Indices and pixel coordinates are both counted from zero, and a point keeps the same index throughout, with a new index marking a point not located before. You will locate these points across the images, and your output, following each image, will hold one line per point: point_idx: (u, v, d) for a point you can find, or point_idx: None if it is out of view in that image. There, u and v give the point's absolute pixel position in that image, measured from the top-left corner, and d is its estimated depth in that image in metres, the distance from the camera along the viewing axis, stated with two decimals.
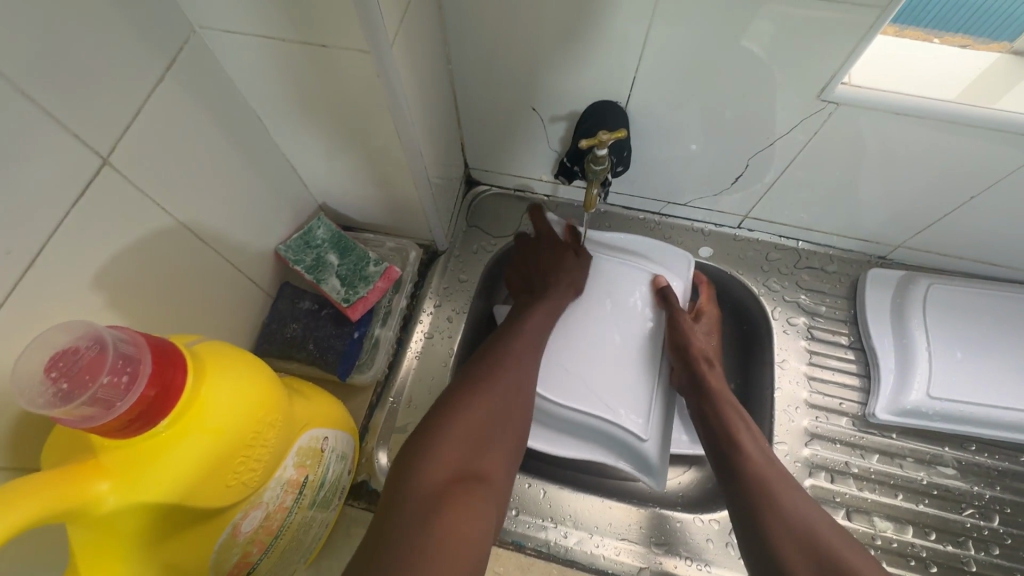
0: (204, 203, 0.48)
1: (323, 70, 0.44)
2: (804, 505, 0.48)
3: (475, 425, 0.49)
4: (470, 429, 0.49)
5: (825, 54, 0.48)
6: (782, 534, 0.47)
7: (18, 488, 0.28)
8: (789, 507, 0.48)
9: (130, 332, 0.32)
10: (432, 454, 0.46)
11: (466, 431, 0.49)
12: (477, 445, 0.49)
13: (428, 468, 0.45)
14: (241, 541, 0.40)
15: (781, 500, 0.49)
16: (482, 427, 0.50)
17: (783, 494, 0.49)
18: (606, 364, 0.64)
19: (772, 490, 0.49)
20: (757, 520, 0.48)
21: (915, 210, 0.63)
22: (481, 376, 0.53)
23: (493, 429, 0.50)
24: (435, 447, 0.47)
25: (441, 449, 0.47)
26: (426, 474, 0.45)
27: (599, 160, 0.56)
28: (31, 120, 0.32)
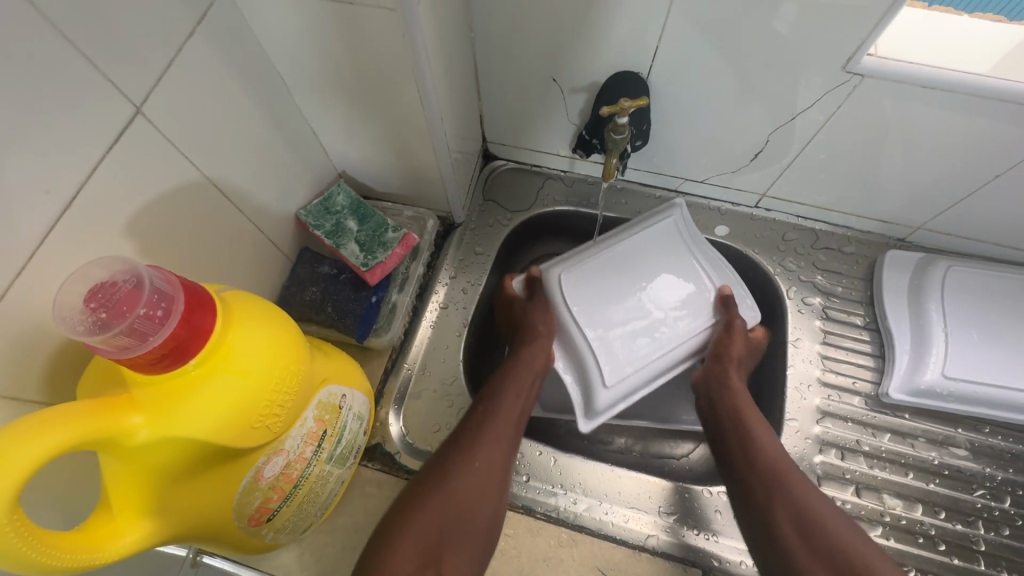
0: (229, 162, 0.49)
1: (347, 30, 0.45)
2: (812, 496, 0.49)
3: (437, 522, 0.45)
4: (432, 529, 0.45)
5: (855, 24, 0.47)
6: (786, 519, 0.48)
7: (57, 413, 0.29)
8: (795, 496, 0.49)
9: (166, 273, 0.33)
10: (391, 560, 0.42)
11: (427, 527, 0.45)
12: (436, 547, 0.44)
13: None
14: (262, 487, 0.42)
15: (790, 486, 0.50)
16: (448, 518, 0.46)
17: (794, 486, 0.50)
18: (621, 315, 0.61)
19: (783, 480, 0.51)
20: (766, 506, 0.50)
21: (938, 191, 0.63)
22: (475, 430, 0.53)
23: (456, 527, 0.46)
24: (393, 552, 0.43)
25: (401, 558, 0.42)
26: (398, 565, 0.42)
27: (619, 129, 0.57)
28: (70, 65, 0.33)
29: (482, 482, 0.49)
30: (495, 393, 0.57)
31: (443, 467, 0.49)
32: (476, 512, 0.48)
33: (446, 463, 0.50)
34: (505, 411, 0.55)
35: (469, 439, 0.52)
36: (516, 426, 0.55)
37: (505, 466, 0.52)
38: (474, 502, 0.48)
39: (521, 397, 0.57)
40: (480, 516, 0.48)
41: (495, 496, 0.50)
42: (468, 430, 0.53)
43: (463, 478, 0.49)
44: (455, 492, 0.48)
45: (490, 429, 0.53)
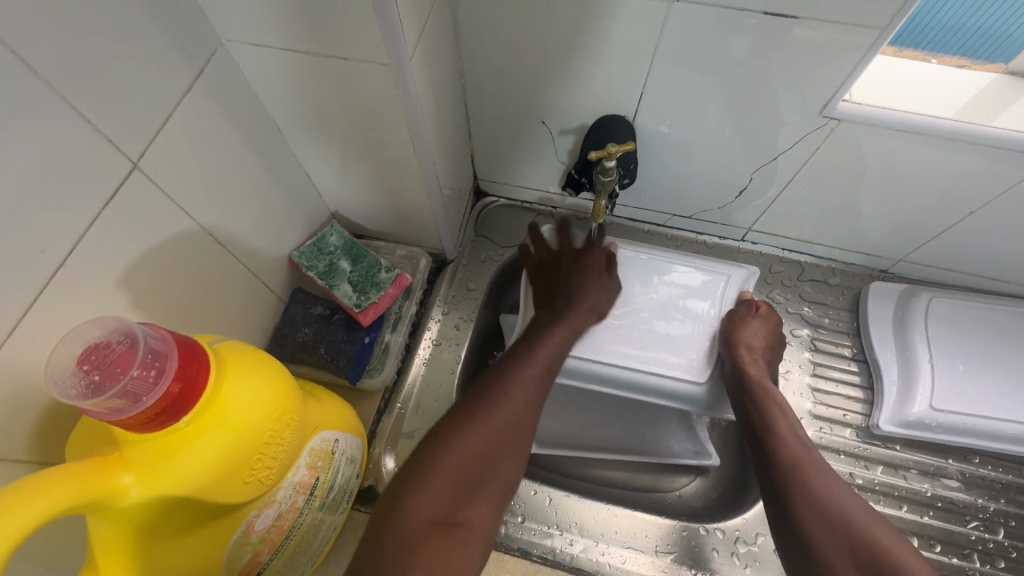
0: (225, 209, 0.49)
1: (343, 81, 0.46)
2: (835, 489, 0.48)
3: (474, 453, 0.43)
4: (468, 460, 0.42)
5: (828, 71, 0.49)
6: (810, 519, 0.46)
7: (46, 477, 0.29)
8: (823, 492, 0.48)
9: (160, 329, 0.33)
10: (423, 488, 0.40)
11: (460, 457, 0.42)
12: (474, 480, 0.42)
13: (419, 505, 0.39)
14: (253, 540, 0.41)
15: (812, 484, 0.48)
16: (485, 453, 0.43)
17: (819, 480, 0.49)
18: (648, 329, 0.60)
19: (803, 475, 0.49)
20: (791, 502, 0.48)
21: (916, 224, 0.65)
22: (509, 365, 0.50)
23: (490, 463, 0.43)
24: (425, 478, 0.41)
25: (434, 486, 0.40)
26: (425, 496, 0.40)
27: (607, 172, 0.58)
28: (71, 126, 0.34)
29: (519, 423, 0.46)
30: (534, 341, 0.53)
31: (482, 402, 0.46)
32: (511, 452, 0.45)
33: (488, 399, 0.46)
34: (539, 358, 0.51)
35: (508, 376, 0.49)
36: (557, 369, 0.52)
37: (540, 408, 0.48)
38: (512, 442, 0.45)
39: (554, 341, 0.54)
40: (513, 458, 0.45)
41: (529, 442, 0.46)
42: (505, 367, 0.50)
43: (503, 417, 0.45)
44: (492, 428, 0.45)
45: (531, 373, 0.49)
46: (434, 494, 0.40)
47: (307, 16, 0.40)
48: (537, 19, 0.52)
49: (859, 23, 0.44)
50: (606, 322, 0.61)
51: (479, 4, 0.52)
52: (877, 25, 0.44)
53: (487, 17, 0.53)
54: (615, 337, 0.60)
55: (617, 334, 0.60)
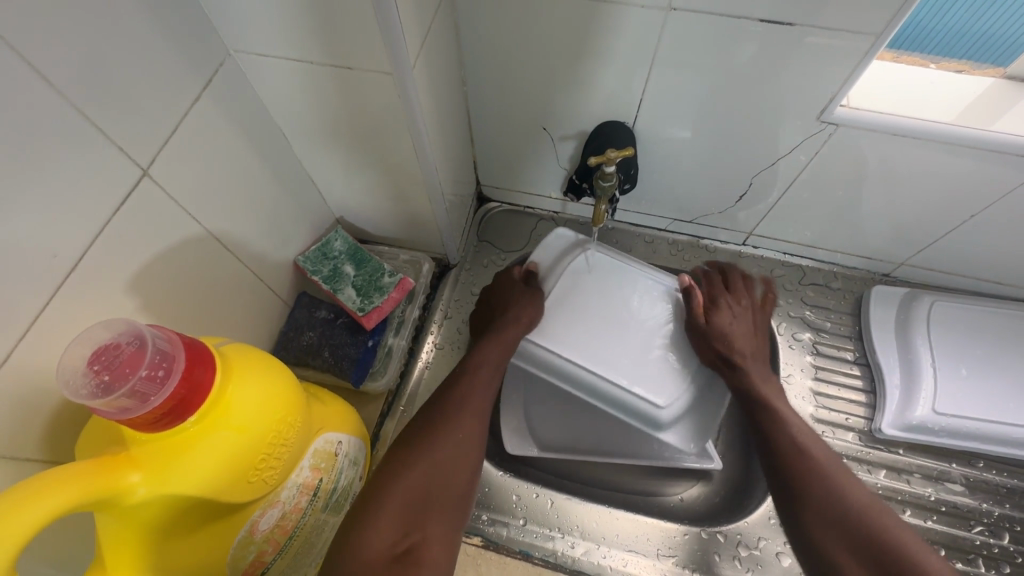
0: (232, 215, 0.50)
1: (346, 90, 0.47)
2: (854, 492, 0.49)
3: (419, 485, 0.46)
4: (416, 492, 0.46)
5: (824, 76, 0.50)
6: (820, 516, 0.48)
7: (55, 476, 0.30)
8: (830, 488, 0.49)
9: (167, 332, 0.34)
10: (374, 524, 0.43)
11: (411, 491, 0.46)
12: (423, 508, 0.46)
13: (369, 539, 0.42)
14: (257, 540, 0.42)
15: (820, 481, 0.50)
16: (430, 483, 0.47)
17: (838, 482, 0.49)
18: (632, 354, 0.63)
19: (817, 478, 0.50)
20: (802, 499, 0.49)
21: (917, 228, 0.65)
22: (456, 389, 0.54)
23: (440, 492, 0.47)
24: (377, 512, 0.44)
25: (383, 520, 0.43)
26: (375, 535, 0.42)
27: (607, 177, 0.59)
28: (84, 134, 0.35)
29: (460, 450, 0.50)
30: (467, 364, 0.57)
31: (425, 435, 0.50)
32: (455, 478, 0.48)
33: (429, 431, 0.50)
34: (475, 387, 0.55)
35: (447, 408, 0.53)
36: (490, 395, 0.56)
37: (480, 428, 0.52)
38: (456, 469, 0.49)
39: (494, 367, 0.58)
40: (458, 484, 0.48)
41: (471, 467, 0.50)
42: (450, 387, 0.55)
43: (440, 448, 0.49)
44: (438, 455, 0.49)
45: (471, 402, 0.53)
46: (383, 532, 0.43)
47: (311, 27, 0.41)
48: (538, 27, 0.53)
49: (854, 29, 0.45)
50: (590, 330, 0.64)
51: (480, 13, 0.53)
52: (873, 30, 0.45)
53: (488, 25, 0.54)
54: (586, 343, 0.63)
55: (598, 348, 0.63)
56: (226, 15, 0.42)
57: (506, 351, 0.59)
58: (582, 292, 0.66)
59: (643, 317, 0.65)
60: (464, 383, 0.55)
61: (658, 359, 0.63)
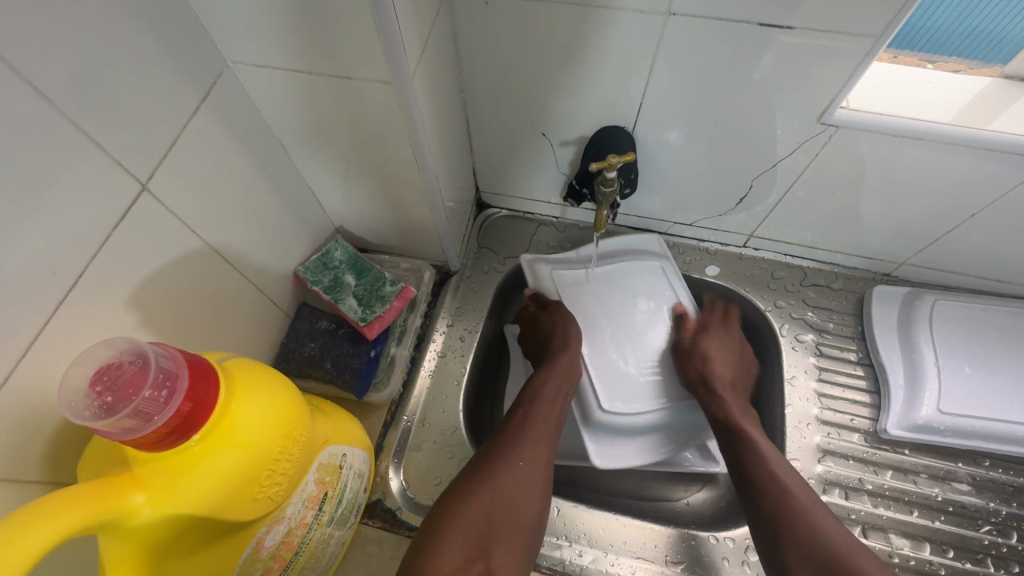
0: (232, 228, 0.50)
1: (346, 100, 0.47)
2: (820, 518, 0.50)
3: (482, 513, 0.48)
4: (482, 519, 0.48)
5: (824, 79, 0.50)
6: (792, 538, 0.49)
7: (58, 499, 0.29)
8: (798, 509, 0.51)
9: (170, 348, 0.34)
10: (444, 547, 0.45)
11: (479, 515, 0.48)
12: (488, 534, 0.47)
13: (439, 560, 0.44)
14: (263, 557, 0.41)
15: (792, 505, 0.51)
16: (493, 512, 0.48)
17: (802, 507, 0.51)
18: (617, 366, 0.64)
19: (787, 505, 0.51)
20: (774, 521, 0.51)
21: (918, 227, 0.65)
22: (527, 417, 0.56)
23: (505, 518, 0.49)
24: (447, 534, 0.45)
25: (452, 543, 0.45)
26: (443, 557, 0.44)
27: (608, 183, 0.59)
28: (84, 150, 0.35)
29: (526, 482, 0.51)
30: (532, 395, 0.58)
31: (493, 458, 0.52)
32: (519, 511, 0.50)
33: (497, 456, 0.52)
34: (540, 424, 0.56)
35: (511, 438, 0.54)
36: (556, 426, 0.57)
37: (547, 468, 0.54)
38: (519, 499, 0.50)
39: (556, 401, 0.58)
40: (523, 516, 0.50)
41: (540, 496, 0.52)
42: (523, 411, 0.57)
43: (509, 474, 0.51)
44: (508, 480, 0.50)
45: (530, 431, 0.55)
46: (452, 554, 0.44)
47: (311, 37, 0.41)
48: (537, 33, 0.52)
49: (853, 31, 0.45)
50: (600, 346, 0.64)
51: (479, 20, 0.53)
52: (871, 33, 0.45)
53: (486, 32, 0.54)
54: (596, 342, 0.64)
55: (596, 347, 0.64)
56: (223, 27, 0.42)
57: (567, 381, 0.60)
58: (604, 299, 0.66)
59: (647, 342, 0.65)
60: (531, 412, 0.57)
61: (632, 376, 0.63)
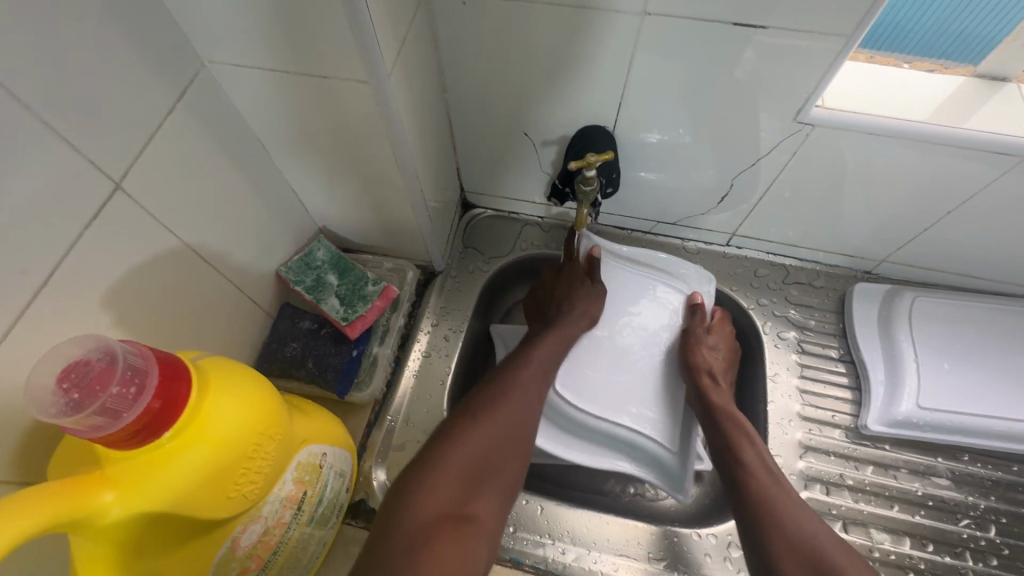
0: (210, 227, 0.50)
1: (325, 100, 0.47)
2: (809, 519, 0.48)
3: (478, 452, 0.46)
4: (472, 460, 0.46)
5: (798, 78, 0.51)
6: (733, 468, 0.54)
7: (25, 497, 0.29)
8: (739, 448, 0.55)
9: (140, 345, 0.34)
10: (430, 488, 0.42)
11: (469, 457, 0.46)
12: (477, 476, 0.45)
13: (425, 503, 0.41)
14: (240, 556, 0.41)
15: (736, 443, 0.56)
16: (487, 456, 0.47)
17: (789, 509, 0.49)
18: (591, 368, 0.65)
19: (764, 495, 0.51)
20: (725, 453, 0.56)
21: (897, 225, 0.65)
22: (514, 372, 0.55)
23: (495, 463, 0.47)
24: (433, 475, 0.43)
25: (437, 485, 0.43)
26: (425, 503, 0.41)
27: (589, 181, 0.60)
28: (54, 148, 0.35)
29: (514, 426, 0.50)
30: (524, 351, 0.59)
31: (483, 402, 0.51)
32: (506, 454, 0.48)
33: (487, 402, 0.51)
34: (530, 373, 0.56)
35: (501, 387, 0.53)
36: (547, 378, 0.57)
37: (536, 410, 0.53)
38: (510, 443, 0.49)
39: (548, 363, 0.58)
40: (515, 459, 0.49)
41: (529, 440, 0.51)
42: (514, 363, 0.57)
43: (499, 418, 0.50)
44: (499, 424, 0.49)
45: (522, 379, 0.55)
46: (434, 500, 0.42)
47: (286, 36, 0.41)
48: (516, 32, 0.53)
49: (826, 30, 0.46)
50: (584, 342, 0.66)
51: (459, 20, 0.53)
52: (843, 32, 0.46)
53: (466, 32, 0.54)
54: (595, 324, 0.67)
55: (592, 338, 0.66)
56: (198, 25, 0.42)
57: (563, 346, 0.61)
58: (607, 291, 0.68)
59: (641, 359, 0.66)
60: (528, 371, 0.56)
61: (606, 377, 0.65)
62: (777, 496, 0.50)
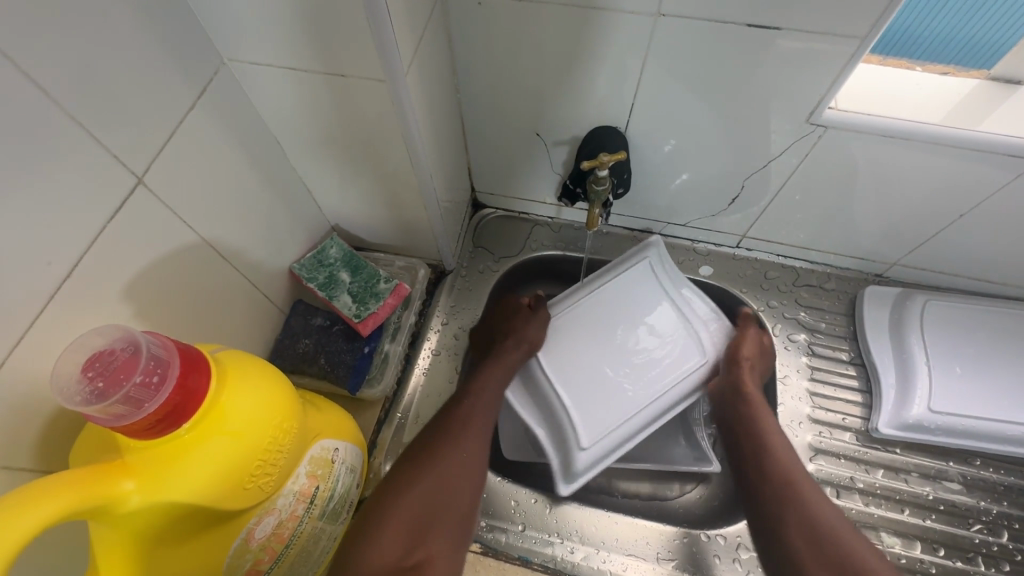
0: (227, 223, 0.50)
1: (341, 99, 0.48)
2: (823, 502, 0.51)
3: (427, 498, 0.48)
4: (418, 509, 0.47)
5: (812, 80, 0.51)
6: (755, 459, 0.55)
7: (48, 484, 0.30)
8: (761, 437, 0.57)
9: (162, 337, 0.34)
10: (380, 540, 0.44)
11: (416, 504, 0.47)
12: (424, 526, 0.46)
13: (375, 555, 0.43)
14: (253, 548, 0.42)
15: (762, 431, 0.57)
16: (434, 500, 0.48)
17: (805, 490, 0.51)
18: (580, 323, 0.64)
19: (788, 488, 0.52)
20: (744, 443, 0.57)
21: (909, 228, 0.65)
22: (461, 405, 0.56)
23: (444, 506, 0.48)
24: (383, 525, 0.45)
25: (386, 536, 0.44)
26: (376, 555, 0.43)
27: (600, 181, 0.60)
28: (79, 142, 0.35)
29: (464, 465, 0.51)
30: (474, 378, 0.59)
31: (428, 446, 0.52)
32: (457, 494, 0.49)
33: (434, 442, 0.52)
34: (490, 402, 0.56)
35: (451, 424, 0.54)
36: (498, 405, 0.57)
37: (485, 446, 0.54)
38: (457, 482, 0.49)
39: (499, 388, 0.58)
40: (464, 502, 0.49)
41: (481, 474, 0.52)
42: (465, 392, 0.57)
43: (443, 458, 0.50)
44: (445, 464, 0.50)
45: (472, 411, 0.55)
46: (384, 552, 0.43)
47: (304, 34, 0.42)
48: (529, 33, 0.53)
49: (840, 32, 0.46)
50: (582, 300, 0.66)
51: (473, 20, 0.53)
52: (857, 34, 0.46)
53: (480, 32, 0.55)
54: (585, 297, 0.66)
55: (585, 309, 0.65)
56: (219, 24, 0.43)
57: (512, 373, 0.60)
58: (628, 283, 0.66)
59: (629, 366, 0.62)
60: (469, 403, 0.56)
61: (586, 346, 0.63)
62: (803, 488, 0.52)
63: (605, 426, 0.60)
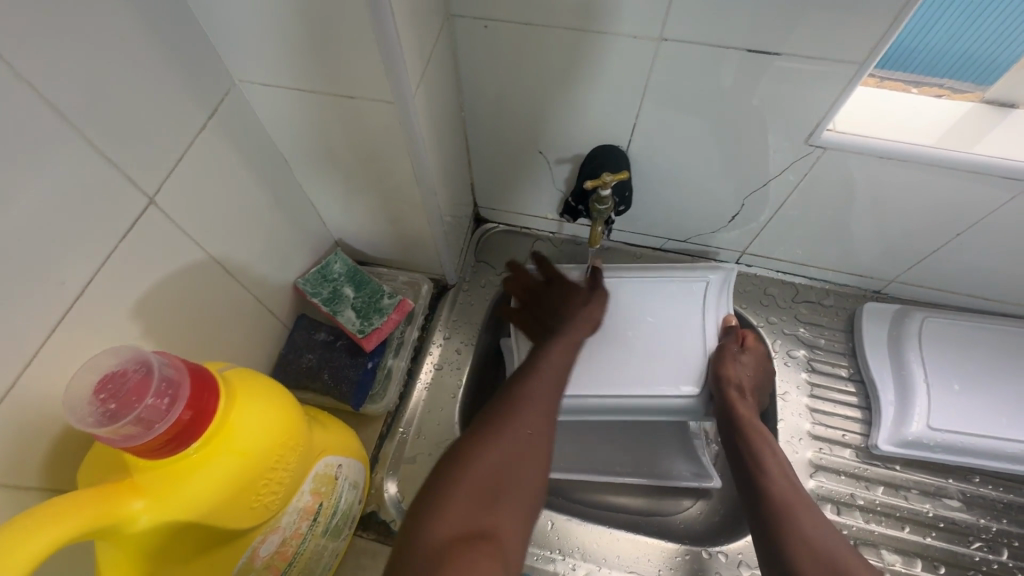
0: (234, 240, 0.51)
1: (350, 119, 0.49)
2: (822, 528, 0.48)
3: (495, 466, 0.41)
4: (487, 477, 0.40)
5: (811, 102, 0.52)
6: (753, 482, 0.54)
7: (59, 504, 0.30)
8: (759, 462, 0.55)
9: (173, 357, 0.34)
10: (442, 510, 0.38)
11: (484, 471, 0.41)
12: (491, 492, 0.40)
13: (437, 526, 0.37)
14: (258, 566, 0.42)
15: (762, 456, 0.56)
16: (502, 465, 0.41)
17: (803, 518, 0.49)
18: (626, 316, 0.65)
19: (782, 513, 0.50)
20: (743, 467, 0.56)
21: (906, 246, 0.66)
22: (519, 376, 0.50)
23: (512, 476, 0.41)
24: (448, 493, 0.39)
25: (448, 505, 0.38)
26: (438, 527, 0.37)
27: (602, 200, 0.61)
28: (93, 164, 0.36)
29: (530, 441, 0.44)
30: (534, 355, 0.53)
31: (496, 411, 0.45)
32: (525, 466, 0.42)
33: (503, 404, 0.46)
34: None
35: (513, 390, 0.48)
36: (562, 381, 0.51)
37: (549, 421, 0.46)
38: (524, 452, 0.43)
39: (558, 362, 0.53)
40: (531, 475, 0.42)
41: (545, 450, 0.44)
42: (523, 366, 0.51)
43: (509, 424, 0.44)
44: (514, 430, 0.44)
45: (541, 379, 0.50)
46: (447, 523, 0.37)
47: (316, 57, 0.43)
48: (534, 55, 0.54)
49: (837, 57, 0.47)
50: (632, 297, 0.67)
51: (479, 42, 0.55)
52: (855, 59, 0.47)
53: (485, 53, 0.56)
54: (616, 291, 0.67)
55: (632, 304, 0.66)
56: (232, 47, 0.44)
57: (569, 351, 0.55)
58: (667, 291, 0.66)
59: (642, 355, 0.63)
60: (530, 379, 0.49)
61: (626, 327, 0.65)
62: (800, 513, 0.50)
63: (585, 381, 0.63)
